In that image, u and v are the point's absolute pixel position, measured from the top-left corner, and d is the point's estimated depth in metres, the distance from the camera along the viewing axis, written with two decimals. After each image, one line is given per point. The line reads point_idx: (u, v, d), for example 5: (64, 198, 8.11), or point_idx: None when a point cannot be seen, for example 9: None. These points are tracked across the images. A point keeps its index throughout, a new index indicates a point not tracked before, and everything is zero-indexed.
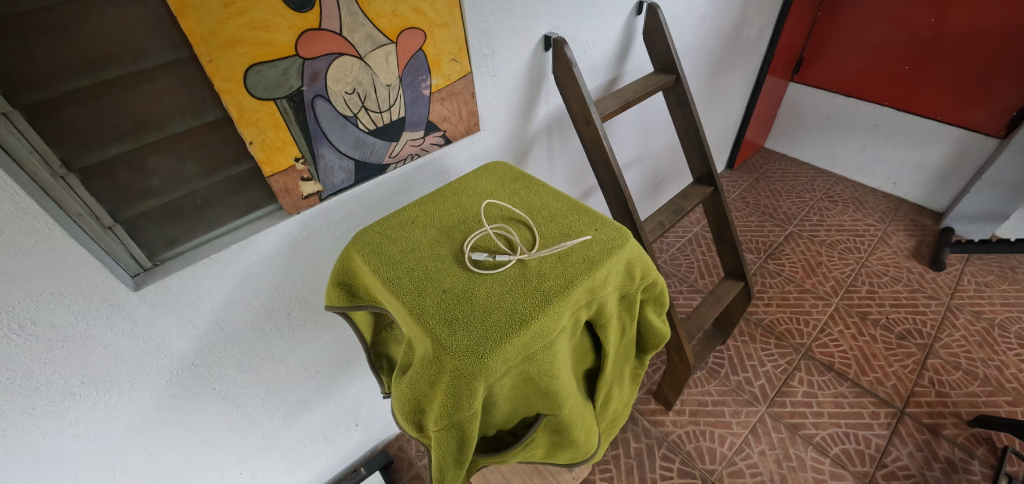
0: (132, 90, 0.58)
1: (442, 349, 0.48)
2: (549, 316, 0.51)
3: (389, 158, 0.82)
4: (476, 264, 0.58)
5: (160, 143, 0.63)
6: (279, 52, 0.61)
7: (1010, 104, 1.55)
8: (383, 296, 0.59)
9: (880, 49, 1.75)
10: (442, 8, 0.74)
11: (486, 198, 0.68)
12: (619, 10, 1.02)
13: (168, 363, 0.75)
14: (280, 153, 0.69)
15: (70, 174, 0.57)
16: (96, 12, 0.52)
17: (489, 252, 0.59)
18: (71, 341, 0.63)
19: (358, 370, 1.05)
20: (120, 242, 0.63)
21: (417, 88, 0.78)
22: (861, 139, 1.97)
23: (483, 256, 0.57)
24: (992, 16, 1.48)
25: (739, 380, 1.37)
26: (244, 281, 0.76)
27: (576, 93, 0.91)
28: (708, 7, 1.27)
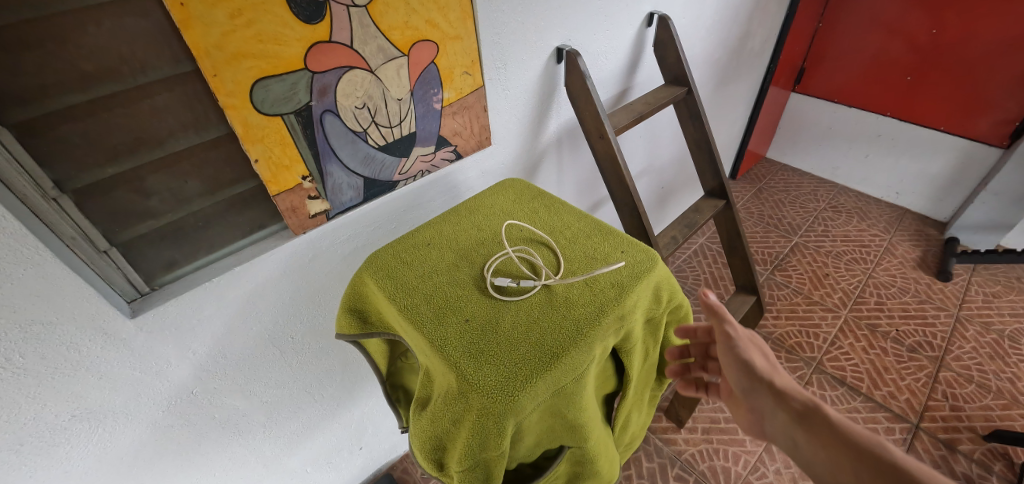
0: (130, 106, 0.54)
1: (468, 385, 0.46)
2: (580, 348, 0.49)
3: (398, 175, 0.79)
4: (499, 290, 0.56)
5: (160, 162, 0.59)
6: (287, 65, 0.59)
7: (1011, 115, 1.55)
8: (398, 324, 0.56)
9: (880, 60, 1.76)
10: (456, 20, 0.71)
11: (506, 219, 0.66)
12: (630, 20, 1.00)
13: (166, 393, 0.70)
14: (286, 171, 0.66)
15: (63, 195, 0.54)
16: (94, 23, 0.49)
17: (513, 277, 0.57)
18: (61, 373, 0.59)
19: (364, 393, 1.01)
20: (116, 266, 0.60)
21: (429, 102, 0.76)
22: (864, 149, 1.97)
23: (507, 281, 0.55)
24: (991, 28, 1.48)
25: None
26: (246, 304, 0.72)
27: (590, 106, 0.89)
28: (716, 18, 1.26)
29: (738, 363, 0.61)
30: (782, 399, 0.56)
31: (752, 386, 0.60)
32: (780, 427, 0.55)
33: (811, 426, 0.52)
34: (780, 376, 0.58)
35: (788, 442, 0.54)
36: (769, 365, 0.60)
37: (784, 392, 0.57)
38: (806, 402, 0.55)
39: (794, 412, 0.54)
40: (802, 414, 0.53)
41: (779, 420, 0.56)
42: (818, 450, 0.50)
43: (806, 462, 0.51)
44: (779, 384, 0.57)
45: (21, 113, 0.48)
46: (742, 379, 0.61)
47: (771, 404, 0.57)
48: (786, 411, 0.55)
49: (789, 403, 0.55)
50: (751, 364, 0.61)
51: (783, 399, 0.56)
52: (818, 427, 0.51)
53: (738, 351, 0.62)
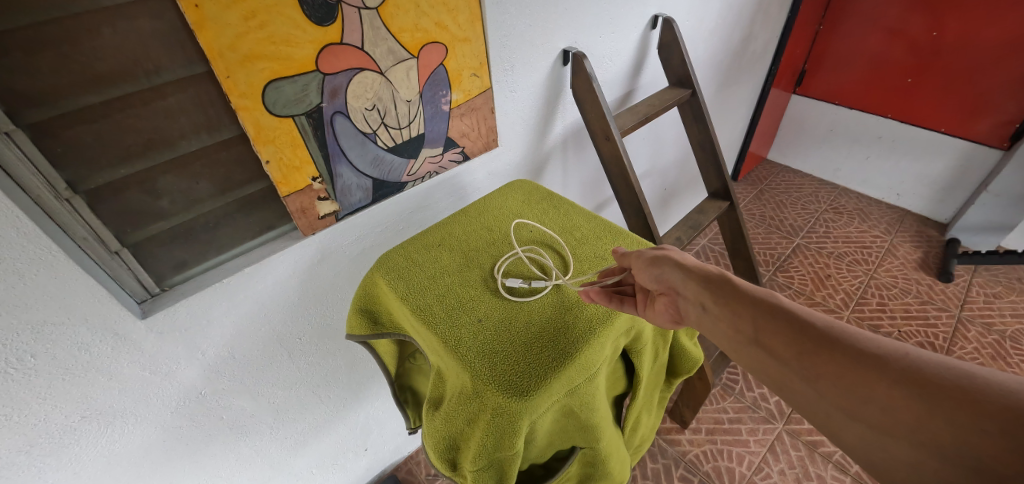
0: (144, 107, 0.54)
1: (483, 384, 0.46)
2: (592, 348, 0.49)
3: (407, 176, 0.79)
4: (511, 291, 0.57)
5: (171, 163, 0.60)
6: (299, 67, 0.59)
7: (1011, 117, 1.56)
8: (411, 325, 0.57)
9: (881, 62, 1.77)
10: (465, 22, 0.72)
11: (515, 219, 0.67)
12: (635, 23, 1.01)
13: (176, 394, 0.70)
14: (297, 172, 0.66)
15: (76, 196, 0.54)
16: (109, 25, 0.49)
17: (524, 277, 0.58)
18: (73, 373, 0.59)
19: (370, 393, 1.01)
20: (127, 267, 0.60)
21: (437, 104, 0.76)
22: (865, 151, 1.98)
23: (518, 282, 0.56)
24: (991, 31, 1.50)
25: (754, 396, 1.35)
26: (256, 305, 0.72)
27: (596, 108, 0.90)
28: (719, 20, 1.27)
29: (649, 258, 0.55)
30: (690, 271, 0.52)
31: (659, 269, 0.54)
32: (689, 297, 0.51)
33: (716, 288, 0.50)
34: (683, 256, 0.55)
35: (695, 310, 0.51)
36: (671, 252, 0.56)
37: (689, 264, 0.53)
38: (709, 270, 0.52)
39: (702, 279, 0.51)
40: (708, 279, 0.51)
41: (688, 292, 0.51)
42: (723, 311, 0.48)
43: (710, 327, 0.49)
44: (683, 259, 0.54)
45: (35, 114, 0.49)
46: (648, 274, 0.55)
47: (682, 277, 0.52)
48: (697, 281, 0.51)
49: (696, 272, 0.52)
50: (657, 252, 0.56)
51: (691, 270, 0.52)
52: (724, 288, 0.49)
53: (650, 250, 0.57)
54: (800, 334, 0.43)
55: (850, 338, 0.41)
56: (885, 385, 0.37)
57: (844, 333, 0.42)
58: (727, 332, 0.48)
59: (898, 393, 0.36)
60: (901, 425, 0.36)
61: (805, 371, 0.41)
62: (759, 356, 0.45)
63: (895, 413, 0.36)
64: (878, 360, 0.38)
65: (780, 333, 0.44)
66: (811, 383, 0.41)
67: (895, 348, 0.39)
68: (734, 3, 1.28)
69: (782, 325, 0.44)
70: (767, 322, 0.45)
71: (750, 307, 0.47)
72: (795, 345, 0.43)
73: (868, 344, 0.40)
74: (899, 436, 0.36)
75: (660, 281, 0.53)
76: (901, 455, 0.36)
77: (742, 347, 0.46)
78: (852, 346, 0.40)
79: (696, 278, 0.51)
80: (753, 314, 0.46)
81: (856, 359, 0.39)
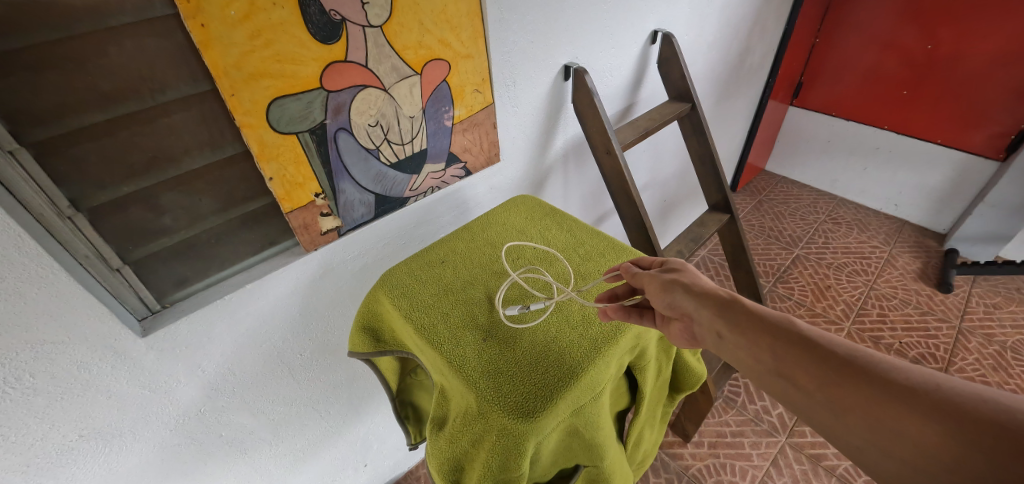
0: (148, 124, 0.55)
1: (489, 405, 0.47)
2: (598, 367, 0.50)
3: (409, 191, 0.79)
4: (512, 317, 0.56)
5: (175, 180, 0.59)
6: (303, 84, 0.59)
7: (1007, 128, 1.58)
8: (414, 343, 0.57)
9: (876, 74, 1.78)
10: (468, 39, 0.72)
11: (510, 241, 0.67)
12: (635, 38, 1.02)
13: (174, 412, 0.70)
14: (300, 189, 0.66)
15: (78, 213, 0.53)
16: (115, 44, 0.49)
17: (523, 302, 0.57)
18: (71, 393, 0.58)
19: (370, 409, 1.00)
20: (128, 284, 0.59)
21: (440, 119, 0.77)
22: (862, 162, 1.99)
23: (517, 308, 0.56)
24: (986, 43, 1.51)
25: (756, 409, 1.34)
26: (258, 321, 0.72)
27: (597, 123, 0.90)
28: (717, 34, 1.28)
29: (660, 282, 0.55)
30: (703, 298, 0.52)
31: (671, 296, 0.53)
32: (705, 324, 0.51)
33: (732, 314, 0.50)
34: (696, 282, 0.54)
35: (712, 337, 0.51)
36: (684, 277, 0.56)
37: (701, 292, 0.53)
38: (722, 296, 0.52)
39: (718, 306, 0.51)
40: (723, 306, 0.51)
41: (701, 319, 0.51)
42: (740, 340, 0.48)
43: (731, 354, 0.50)
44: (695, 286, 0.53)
45: (40, 132, 0.49)
46: (661, 300, 0.55)
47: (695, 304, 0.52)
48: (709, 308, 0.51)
49: (708, 298, 0.51)
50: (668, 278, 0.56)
51: (703, 297, 0.52)
52: (740, 316, 0.49)
53: (663, 273, 0.56)
54: (821, 364, 0.43)
55: (874, 367, 0.41)
56: (911, 418, 0.37)
57: (868, 361, 0.42)
58: (746, 361, 0.48)
59: (923, 423, 0.36)
60: (929, 457, 0.36)
61: (832, 404, 0.41)
62: (783, 388, 0.45)
63: (922, 445, 0.36)
64: (905, 390, 0.38)
65: (802, 362, 0.44)
66: (835, 415, 0.41)
67: (921, 378, 0.39)
68: (731, 17, 1.29)
69: (803, 354, 0.44)
70: (788, 351, 0.45)
71: (770, 335, 0.47)
72: (819, 376, 0.42)
73: (893, 374, 0.40)
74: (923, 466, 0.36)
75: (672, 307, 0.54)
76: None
77: (762, 377, 0.47)
78: (877, 376, 0.40)
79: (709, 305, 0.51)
80: (773, 344, 0.46)
81: (881, 390, 0.39)
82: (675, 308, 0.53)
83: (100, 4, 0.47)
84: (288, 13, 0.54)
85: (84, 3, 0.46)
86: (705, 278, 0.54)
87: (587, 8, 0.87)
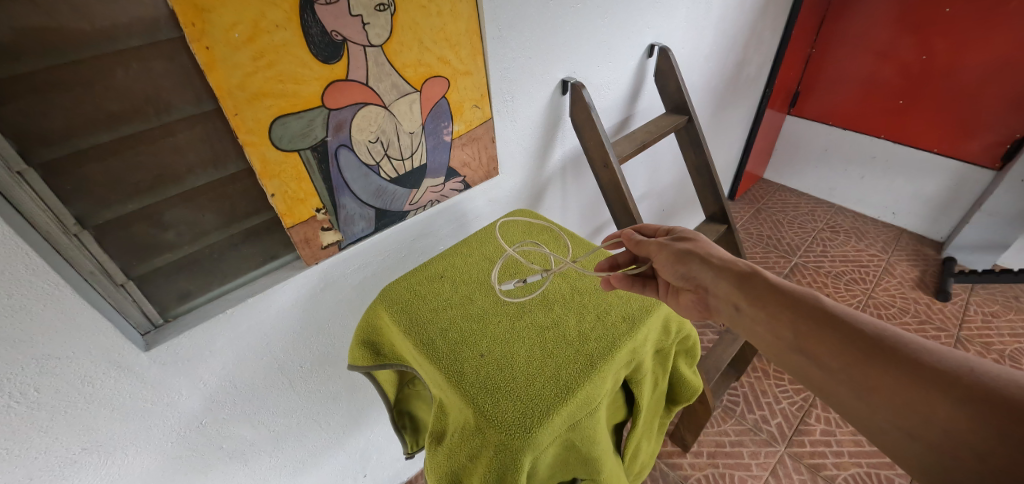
0: (153, 144, 0.56)
1: (487, 421, 0.47)
2: (594, 382, 0.51)
3: (409, 205, 0.81)
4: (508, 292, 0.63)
5: (179, 196, 0.61)
6: (305, 103, 0.60)
7: (1002, 137, 1.59)
8: (413, 358, 0.59)
9: (872, 83, 1.80)
10: (466, 56, 0.74)
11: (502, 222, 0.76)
12: (632, 52, 1.03)
13: (175, 425, 0.70)
14: (301, 204, 0.67)
15: (84, 231, 0.54)
16: (122, 66, 0.50)
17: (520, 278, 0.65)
18: (75, 406, 0.59)
19: (369, 419, 1.00)
20: (131, 298, 0.61)
21: (439, 135, 0.78)
22: (860, 170, 2.01)
23: (514, 285, 0.63)
24: (981, 53, 1.53)
25: (755, 418, 1.34)
26: (259, 335, 0.73)
27: (594, 136, 0.92)
28: (713, 47, 1.30)
29: (677, 254, 0.58)
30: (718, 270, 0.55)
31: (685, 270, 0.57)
32: (721, 296, 0.54)
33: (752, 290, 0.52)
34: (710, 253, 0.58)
35: (728, 309, 0.54)
36: (698, 248, 0.59)
37: (717, 263, 0.56)
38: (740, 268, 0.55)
39: (734, 277, 0.54)
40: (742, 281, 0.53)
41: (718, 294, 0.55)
42: (760, 315, 0.51)
43: (755, 329, 0.52)
44: (710, 258, 0.57)
45: (48, 153, 0.50)
46: (676, 270, 0.58)
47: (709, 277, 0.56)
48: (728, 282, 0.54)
49: (725, 271, 0.55)
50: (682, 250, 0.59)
51: (720, 269, 0.55)
52: (760, 291, 0.52)
53: (675, 245, 0.59)
54: (846, 343, 0.45)
55: (902, 347, 0.42)
56: (934, 400, 0.39)
57: (896, 341, 0.43)
58: (766, 335, 0.51)
59: (948, 406, 0.38)
60: (946, 437, 0.38)
61: (856, 383, 0.43)
62: (806, 365, 0.47)
63: (947, 428, 0.38)
64: (932, 373, 0.40)
65: (826, 341, 0.46)
66: (858, 394, 0.43)
67: (951, 360, 0.40)
68: (727, 30, 1.31)
69: (829, 333, 0.46)
70: (811, 330, 0.47)
71: (794, 313, 0.49)
72: (844, 356, 0.44)
73: (921, 355, 0.41)
74: (937, 444, 0.39)
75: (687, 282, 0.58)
76: (939, 462, 0.39)
77: (783, 351, 0.49)
78: (904, 357, 0.42)
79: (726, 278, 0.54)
80: (795, 321, 0.48)
81: (905, 372, 0.41)
82: (691, 279, 0.57)
83: (108, 28, 0.48)
84: (291, 35, 0.56)
85: (93, 28, 0.47)
86: (722, 249, 0.57)
87: (585, 24, 0.88)
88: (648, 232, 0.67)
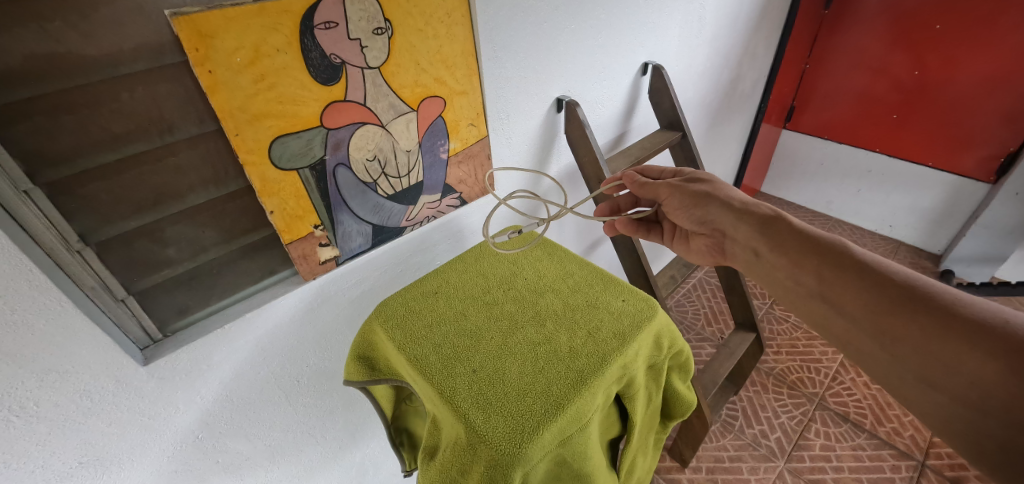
0: (155, 163, 0.57)
1: (478, 437, 0.48)
2: (583, 399, 0.51)
3: (406, 222, 0.82)
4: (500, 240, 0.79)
5: (180, 214, 0.62)
6: (304, 123, 0.62)
7: (997, 151, 1.61)
8: (407, 374, 0.59)
9: (866, 98, 1.82)
10: (463, 77, 0.76)
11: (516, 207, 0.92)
12: (626, 70, 1.06)
13: (172, 439, 0.71)
14: (300, 221, 0.68)
15: (87, 247, 0.56)
16: (127, 90, 0.52)
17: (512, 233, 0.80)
18: (75, 420, 0.60)
19: (366, 434, 1.00)
20: (131, 314, 0.62)
21: (436, 153, 0.80)
22: (856, 184, 2.02)
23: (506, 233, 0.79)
24: (973, 69, 1.54)
25: (754, 433, 1.33)
26: (256, 350, 0.74)
27: (589, 152, 0.94)
28: (707, 64, 1.33)
29: (700, 200, 0.72)
30: (729, 210, 0.69)
31: (699, 210, 0.72)
32: (741, 241, 0.68)
33: (772, 234, 0.63)
34: (721, 193, 0.71)
35: (747, 254, 0.67)
36: (711, 187, 0.72)
37: (727, 203, 0.69)
38: (753, 207, 0.67)
39: (755, 222, 0.66)
40: (759, 223, 0.65)
41: (729, 231, 0.69)
42: (780, 260, 0.62)
43: (777, 272, 0.63)
44: (722, 198, 0.70)
45: (54, 173, 0.51)
46: (699, 213, 0.72)
47: (720, 216, 0.70)
48: (740, 221, 0.67)
49: (737, 212, 0.68)
50: (697, 191, 0.72)
51: (732, 209, 0.68)
52: (781, 236, 0.63)
53: (694, 188, 0.73)
54: (874, 293, 0.52)
55: (931, 298, 0.49)
56: (959, 348, 0.45)
57: (927, 292, 0.50)
58: (790, 280, 0.61)
59: (975, 355, 0.44)
60: (972, 387, 0.44)
61: (876, 328, 0.51)
62: (830, 311, 0.56)
63: (967, 372, 0.44)
64: (963, 323, 0.46)
65: (848, 286, 0.54)
66: (879, 340, 0.51)
67: (987, 313, 0.45)
68: (721, 49, 1.34)
69: (855, 284, 0.54)
70: (834, 277, 0.56)
71: (824, 264, 0.57)
72: (868, 304, 0.52)
73: (952, 306, 0.47)
74: (960, 392, 0.45)
75: (700, 219, 0.73)
76: (962, 410, 0.45)
77: (809, 297, 0.58)
78: (933, 306, 0.48)
79: (741, 219, 0.67)
80: (821, 269, 0.57)
81: (932, 322, 0.47)
82: (713, 222, 0.71)
83: (114, 54, 0.50)
84: (291, 58, 0.57)
85: (100, 54, 0.49)
86: (738, 193, 0.70)
87: (580, 44, 0.91)
88: (654, 174, 0.81)
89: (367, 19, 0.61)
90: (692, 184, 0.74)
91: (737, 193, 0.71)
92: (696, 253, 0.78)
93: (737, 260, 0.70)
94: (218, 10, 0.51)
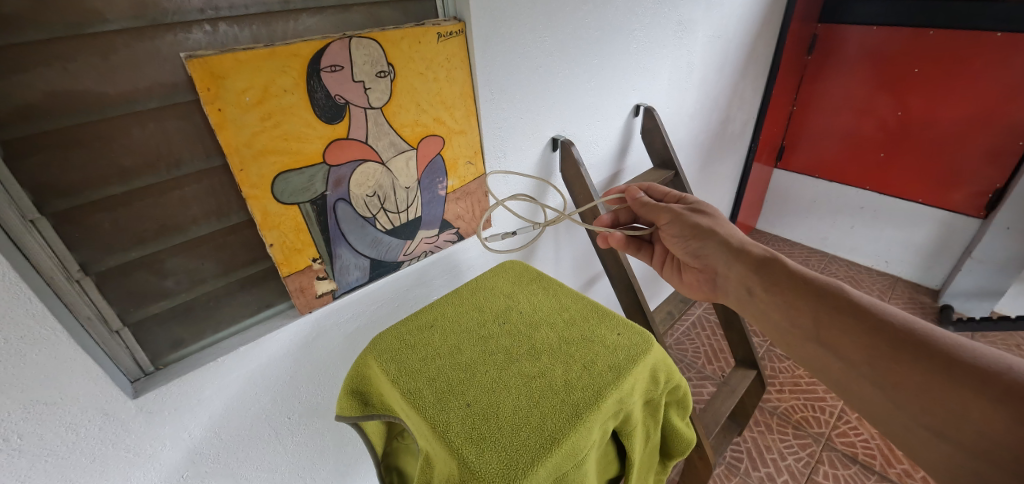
0: (161, 196, 0.59)
1: (473, 474, 0.47)
2: (579, 433, 0.51)
3: (403, 256, 0.83)
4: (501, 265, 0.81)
5: (181, 245, 0.63)
6: (307, 160, 0.64)
7: (985, 188, 1.65)
8: (399, 406, 0.59)
9: (854, 138, 1.87)
10: (461, 117, 0.79)
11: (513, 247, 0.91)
12: (619, 112, 1.10)
13: (156, 476, 0.68)
14: (298, 254, 0.69)
15: (87, 277, 0.56)
16: (139, 125, 0.54)
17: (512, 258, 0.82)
18: (55, 456, 0.58)
19: (356, 476, 0.96)
20: (125, 345, 0.61)
21: (434, 189, 0.82)
22: (849, 220, 2.06)
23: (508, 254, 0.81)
24: (954, 111, 1.61)
25: (760, 476, 1.28)
26: (249, 384, 0.73)
27: (584, 190, 0.97)
28: (697, 106, 1.38)
29: (699, 232, 0.73)
30: (725, 247, 0.70)
31: (696, 243, 0.73)
32: (738, 281, 0.68)
33: (767, 274, 0.64)
34: (722, 230, 0.72)
35: (743, 293, 0.68)
36: (712, 221, 0.73)
37: (725, 241, 0.70)
38: (750, 248, 0.68)
39: (750, 262, 0.67)
40: (754, 263, 0.66)
41: (722, 269, 0.70)
42: (774, 298, 0.63)
43: (767, 309, 0.64)
44: (721, 235, 0.71)
45: (61, 203, 0.52)
46: (696, 248, 0.73)
47: (715, 253, 0.71)
48: (734, 260, 0.68)
49: (733, 251, 0.69)
50: (697, 223, 0.73)
51: (728, 247, 0.70)
52: (775, 276, 0.64)
53: (696, 220, 0.74)
54: (872, 336, 0.52)
55: (929, 343, 0.49)
56: (965, 394, 0.45)
57: (926, 337, 0.50)
58: (783, 321, 0.62)
59: (982, 403, 0.44)
60: (978, 436, 0.44)
61: (876, 372, 0.51)
62: (827, 355, 0.56)
63: (974, 422, 0.44)
64: (966, 370, 0.46)
65: (845, 328, 0.55)
66: (878, 386, 0.51)
67: (989, 361, 0.46)
68: (710, 91, 1.40)
69: (853, 326, 0.54)
70: (829, 320, 0.57)
71: (820, 305, 0.58)
72: (867, 351, 0.52)
73: (953, 352, 0.48)
74: (968, 440, 0.45)
75: (695, 252, 0.74)
76: (969, 459, 0.45)
77: (807, 341, 0.58)
78: (936, 352, 0.49)
79: (735, 258, 0.68)
80: (816, 311, 0.58)
81: (935, 367, 0.48)
82: (708, 255, 0.72)
83: (130, 92, 0.52)
84: (297, 99, 0.60)
85: (116, 92, 0.52)
86: (736, 229, 0.71)
87: (574, 87, 0.95)
88: (659, 196, 0.83)
89: (370, 63, 0.65)
90: (694, 214, 0.75)
91: (735, 230, 0.72)
92: (687, 284, 0.80)
93: (728, 296, 0.71)
94: (230, 54, 0.54)
